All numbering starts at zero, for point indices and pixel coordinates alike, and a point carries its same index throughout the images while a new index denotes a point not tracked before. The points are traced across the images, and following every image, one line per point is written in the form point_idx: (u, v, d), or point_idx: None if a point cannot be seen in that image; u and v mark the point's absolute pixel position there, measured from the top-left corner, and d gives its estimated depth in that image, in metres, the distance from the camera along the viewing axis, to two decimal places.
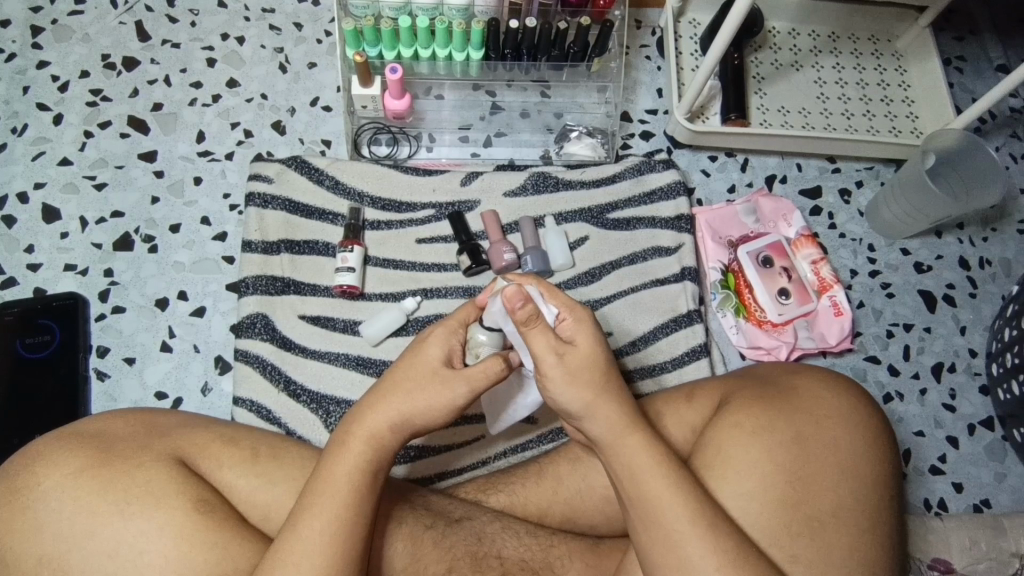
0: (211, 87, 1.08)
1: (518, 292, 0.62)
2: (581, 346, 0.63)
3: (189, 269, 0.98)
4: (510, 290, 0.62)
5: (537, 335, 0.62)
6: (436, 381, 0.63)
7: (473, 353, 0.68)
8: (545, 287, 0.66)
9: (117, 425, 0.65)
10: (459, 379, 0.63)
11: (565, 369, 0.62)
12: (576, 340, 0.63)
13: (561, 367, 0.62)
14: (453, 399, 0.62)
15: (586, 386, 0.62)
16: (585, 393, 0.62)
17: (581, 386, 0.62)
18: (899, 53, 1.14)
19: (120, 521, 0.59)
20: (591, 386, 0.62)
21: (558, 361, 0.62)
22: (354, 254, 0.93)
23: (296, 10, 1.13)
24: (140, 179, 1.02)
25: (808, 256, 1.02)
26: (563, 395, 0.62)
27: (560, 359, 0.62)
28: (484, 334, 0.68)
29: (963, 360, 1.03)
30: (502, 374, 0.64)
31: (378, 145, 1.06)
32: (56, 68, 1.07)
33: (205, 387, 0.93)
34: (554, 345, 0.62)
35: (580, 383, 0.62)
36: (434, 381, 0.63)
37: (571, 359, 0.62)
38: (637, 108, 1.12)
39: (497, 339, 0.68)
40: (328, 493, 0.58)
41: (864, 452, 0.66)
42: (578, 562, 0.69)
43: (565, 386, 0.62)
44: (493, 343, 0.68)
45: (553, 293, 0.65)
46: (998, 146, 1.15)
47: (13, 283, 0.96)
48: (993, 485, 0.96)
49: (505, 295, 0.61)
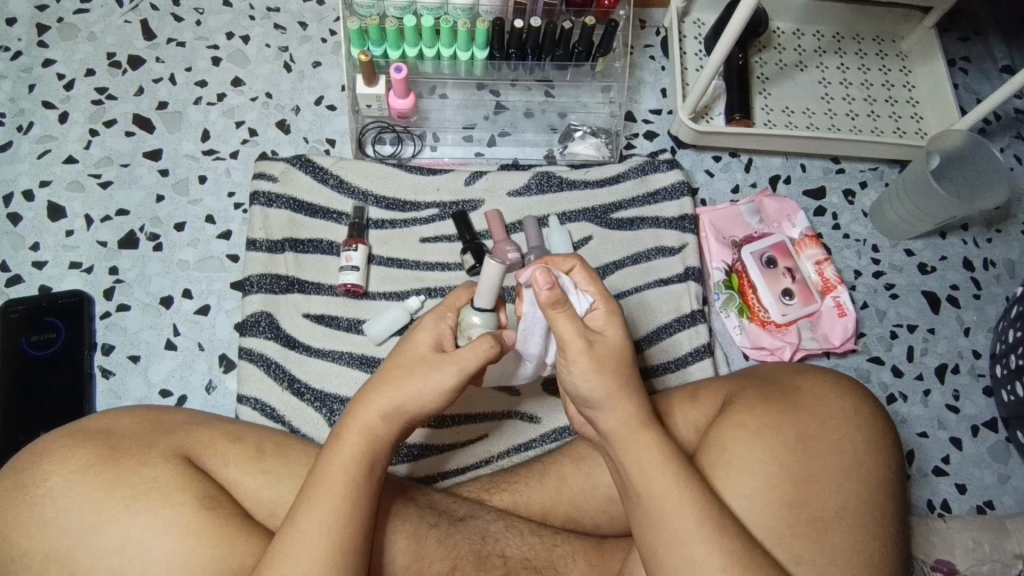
0: (215, 86, 1.08)
1: (546, 273, 0.61)
2: (610, 335, 0.64)
3: (194, 268, 0.99)
4: (536, 272, 0.61)
5: (563, 320, 0.62)
6: (425, 369, 0.62)
7: (465, 335, 0.68)
8: (585, 270, 0.65)
9: (123, 422, 0.65)
10: (448, 362, 0.62)
11: (592, 357, 0.62)
12: (606, 331, 0.64)
13: (588, 353, 0.62)
14: (440, 383, 0.62)
15: (612, 376, 0.62)
16: (609, 382, 0.62)
17: (609, 375, 0.62)
18: (904, 54, 1.14)
19: (127, 517, 0.59)
20: (615, 376, 0.62)
21: (587, 346, 0.62)
22: (359, 253, 0.94)
23: (301, 10, 1.13)
24: (145, 177, 1.02)
25: (812, 256, 1.02)
26: (586, 382, 0.62)
27: (590, 346, 0.62)
28: (477, 317, 0.68)
29: (967, 361, 1.02)
30: (493, 354, 0.63)
31: (382, 145, 1.06)
32: (62, 66, 1.07)
33: (209, 386, 0.93)
34: (583, 331, 0.62)
35: (606, 371, 0.62)
36: (422, 366, 0.63)
37: (599, 346, 0.63)
38: (641, 108, 1.12)
39: (489, 320, 0.68)
40: (325, 487, 0.58)
41: (869, 453, 0.66)
42: (581, 561, 0.69)
43: (590, 373, 0.62)
44: (488, 324, 0.68)
45: (592, 279, 0.64)
46: (1004, 147, 1.14)
47: (19, 281, 0.96)
48: (997, 486, 0.96)
49: (533, 275, 0.61)
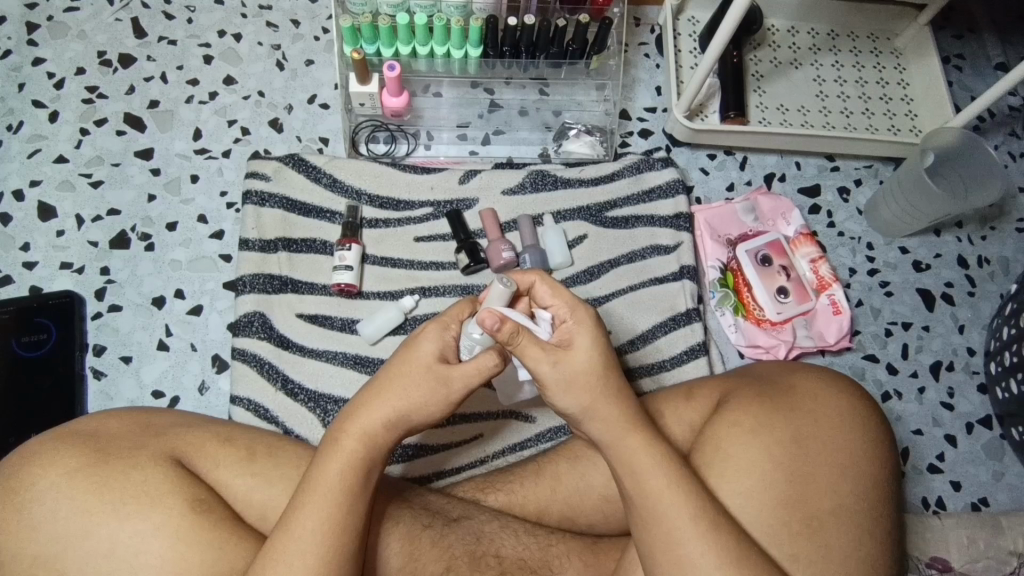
0: (207, 84, 1.07)
1: (495, 311, 0.60)
2: (577, 352, 0.62)
3: (186, 268, 0.98)
4: (484, 311, 0.60)
5: (528, 348, 0.61)
6: (432, 380, 0.62)
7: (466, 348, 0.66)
8: (547, 283, 0.65)
9: (114, 424, 0.64)
10: (456, 379, 0.63)
11: (560, 374, 0.62)
12: (574, 342, 0.63)
13: (556, 373, 0.61)
14: (448, 397, 0.63)
15: (585, 392, 0.62)
16: (583, 397, 0.62)
17: (582, 391, 0.62)
18: (898, 51, 1.14)
19: (116, 521, 0.59)
20: (588, 390, 0.62)
21: (554, 366, 0.61)
22: (352, 252, 0.93)
23: (294, 7, 1.12)
24: (136, 177, 1.02)
25: (807, 254, 1.01)
26: (562, 400, 0.62)
27: (557, 365, 0.62)
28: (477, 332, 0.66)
29: (961, 359, 1.03)
30: (497, 369, 0.64)
31: (376, 143, 1.05)
32: (52, 65, 1.06)
33: (203, 386, 0.93)
34: (548, 354, 0.62)
35: (577, 389, 0.62)
36: (428, 378, 0.62)
37: (569, 362, 0.62)
38: (635, 106, 1.12)
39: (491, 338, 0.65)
40: (323, 493, 0.58)
41: (864, 452, 0.66)
42: (576, 562, 0.69)
43: (563, 392, 0.62)
44: (487, 342, 0.66)
45: (557, 292, 0.65)
46: (998, 144, 1.15)
47: (9, 281, 0.95)
48: (991, 483, 0.96)
49: (479, 315, 0.59)
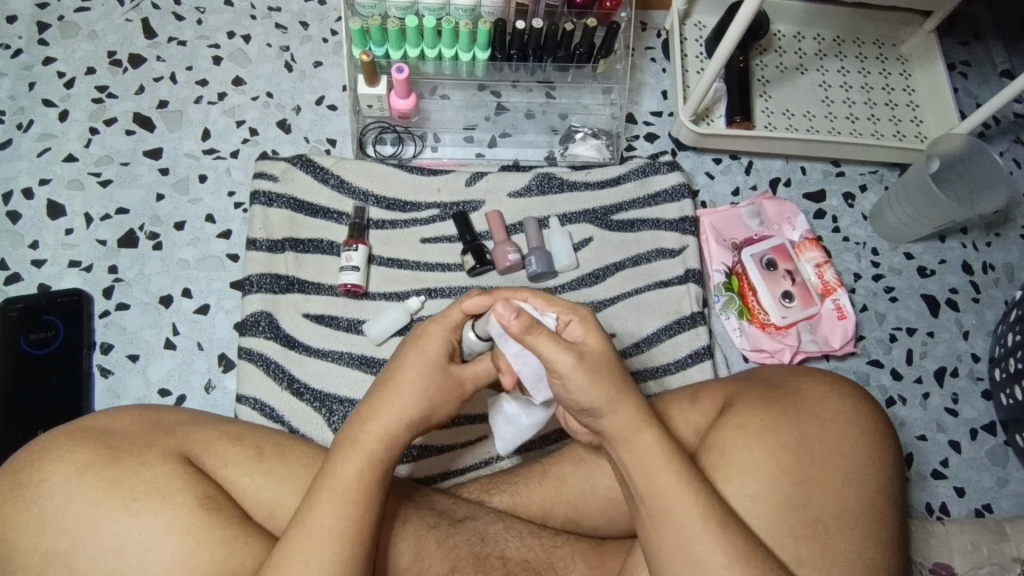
0: (216, 85, 1.08)
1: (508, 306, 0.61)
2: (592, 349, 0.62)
3: (193, 267, 0.98)
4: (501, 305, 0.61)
5: (546, 339, 0.60)
6: (442, 381, 0.65)
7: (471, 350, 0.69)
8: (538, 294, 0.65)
9: (124, 421, 0.65)
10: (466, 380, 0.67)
11: (587, 368, 0.60)
12: (587, 340, 0.63)
13: (582, 365, 0.60)
14: (455, 393, 0.66)
15: (609, 383, 0.60)
16: (607, 391, 0.60)
17: (606, 383, 0.60)
18: (904, 58, 1.14)
19: (125, 518, 0.59)
20: (611, 383, 0.61)
21: (580, 358, 0.60)
22: (359, 253, 0.93)
23: (303, 9, 1.13)
24: (145, 176, 1.02)
25: (812, 259, 1.02)
26: (586, 394, 0.60)
27: (581, 357, 0.60)
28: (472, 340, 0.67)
29: (966, 365, 1.03)
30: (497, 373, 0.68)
31: (383, 145, 1.06)
32: (62, 64, 1.07)
33: (209, 385, 0.93)
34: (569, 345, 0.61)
35: (602, 380, 0.60)
36: (438, 376, 0.64)
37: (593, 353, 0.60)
38: (642, 110, 1.12)
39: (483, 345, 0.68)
40: (337, 490, 0.58)
41: (869, 457, 0.66)
42: (581, 564, 0.69)
43: (588, 385, 0.60)
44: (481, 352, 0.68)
45: (550, 302, 0.65)
46: (1002, 151, 1.15)
47: (18, 278, 0.96)
48: (995, 490, 0.96)
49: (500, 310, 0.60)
